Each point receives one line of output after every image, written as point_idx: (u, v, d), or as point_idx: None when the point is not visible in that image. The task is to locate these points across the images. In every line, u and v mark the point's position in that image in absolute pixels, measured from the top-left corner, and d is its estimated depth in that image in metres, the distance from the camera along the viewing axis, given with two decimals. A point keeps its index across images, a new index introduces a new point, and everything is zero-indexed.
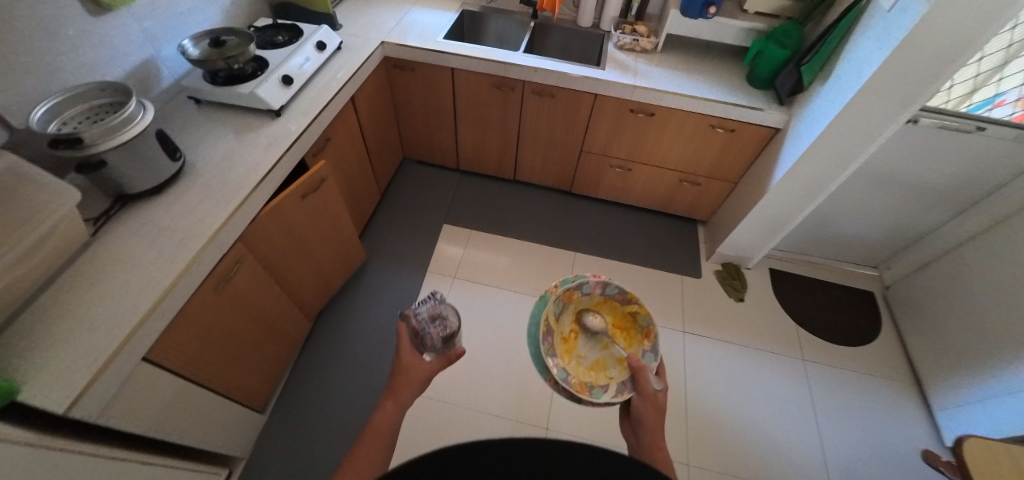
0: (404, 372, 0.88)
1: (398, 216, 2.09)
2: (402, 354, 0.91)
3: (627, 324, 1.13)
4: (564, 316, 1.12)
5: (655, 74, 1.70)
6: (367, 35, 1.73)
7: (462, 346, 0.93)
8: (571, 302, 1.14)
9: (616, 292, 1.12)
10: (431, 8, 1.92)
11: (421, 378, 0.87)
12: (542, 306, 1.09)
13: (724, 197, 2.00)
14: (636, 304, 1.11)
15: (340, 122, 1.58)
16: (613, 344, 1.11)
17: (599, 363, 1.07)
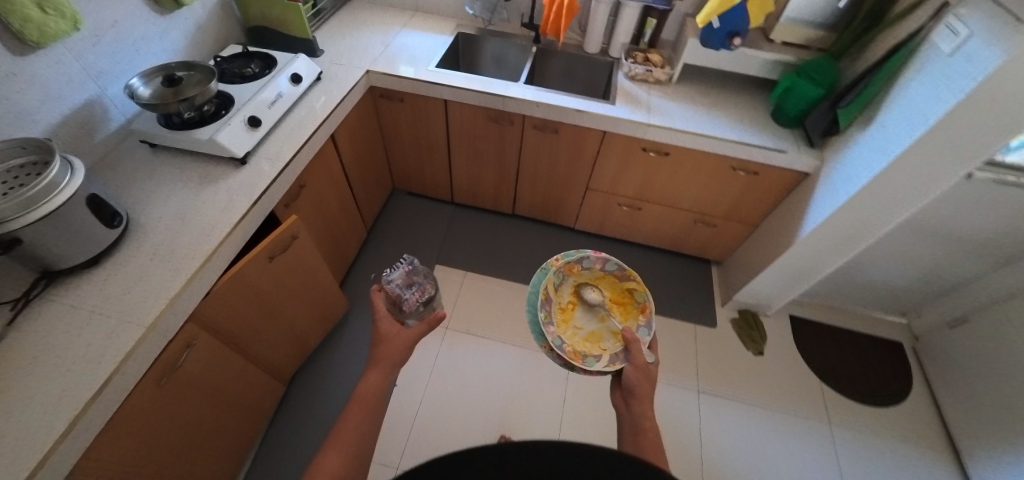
0: (385, 340, 0.91)
1: (386, 255, 1.93)
2: (380, 321, 0.95)
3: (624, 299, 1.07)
4: (564, 287, 1.09)
5: (670, 109, 1.53)
6: (352, 63, 1.56)
7: (444, 311, 0.94)
8: (571, 274, 1.09)
9: (616, 267, 1.07)
10: (424, 32, 1.76)
11: (402, 344, 0.91)
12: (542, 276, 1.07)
13: (742, 239, 1.84)
14: (636, 280, 1.05)
15: (318, 165, 1.41)
16: (610, 317, 1.05)
17: (594, 334, 1.02)
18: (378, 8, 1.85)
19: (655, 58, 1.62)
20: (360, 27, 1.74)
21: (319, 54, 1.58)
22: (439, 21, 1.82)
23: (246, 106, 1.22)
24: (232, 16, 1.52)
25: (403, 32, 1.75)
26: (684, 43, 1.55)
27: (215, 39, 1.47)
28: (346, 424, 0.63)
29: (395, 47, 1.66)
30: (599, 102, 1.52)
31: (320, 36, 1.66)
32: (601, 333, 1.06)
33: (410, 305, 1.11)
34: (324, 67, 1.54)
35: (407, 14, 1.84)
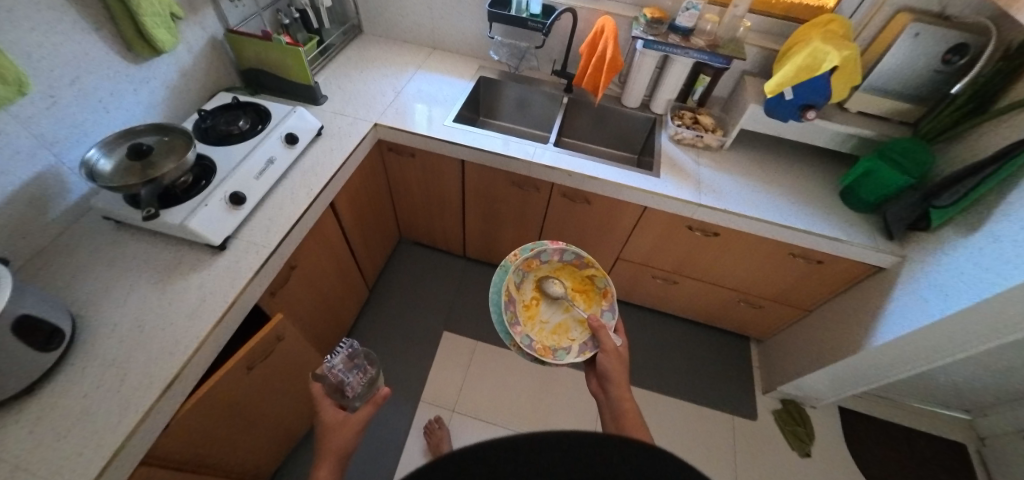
0: (333, 428, 0.80)
1: (389, 318, 1.74)
2: (323, 410, 0.85)
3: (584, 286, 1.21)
4: (526, 285, 1.22)
5: (722, 183, 1.32)
6: (358, 113, 1.37)
7: (387, 387, 0.90)
8: (531, 271, 1.23)
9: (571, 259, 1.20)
10: (441, 76, 1.57)
11: (354, 427, 0.81)
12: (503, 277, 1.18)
13: (791, 321, 1.63)
14: (590, 270, 1.19)
15: (315, 239, 1.22)
16: (572, 304, 1.20)
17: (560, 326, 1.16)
18: (392, 47, 1.66)
19: (705, 120, 1.41)
20: (370, 68, 1.55)
21: (322, 102, 1.39)
22: (459, 63, 1.63)
23: (230, 179, 1.03)
24: (226, 57, 1.33)
25: (419, 76, 1.55)
26: (741, 107, 1.35)
27: (204, 85, 1.28)
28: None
29: (408, 94, 1.47)
30: (640, 171, 1.31)
31: (324, 79, 1.47)
32: (566, 322, 1.20)
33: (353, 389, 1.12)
34: (325, 119, 1.34)
35: (424, 54, 1.65)
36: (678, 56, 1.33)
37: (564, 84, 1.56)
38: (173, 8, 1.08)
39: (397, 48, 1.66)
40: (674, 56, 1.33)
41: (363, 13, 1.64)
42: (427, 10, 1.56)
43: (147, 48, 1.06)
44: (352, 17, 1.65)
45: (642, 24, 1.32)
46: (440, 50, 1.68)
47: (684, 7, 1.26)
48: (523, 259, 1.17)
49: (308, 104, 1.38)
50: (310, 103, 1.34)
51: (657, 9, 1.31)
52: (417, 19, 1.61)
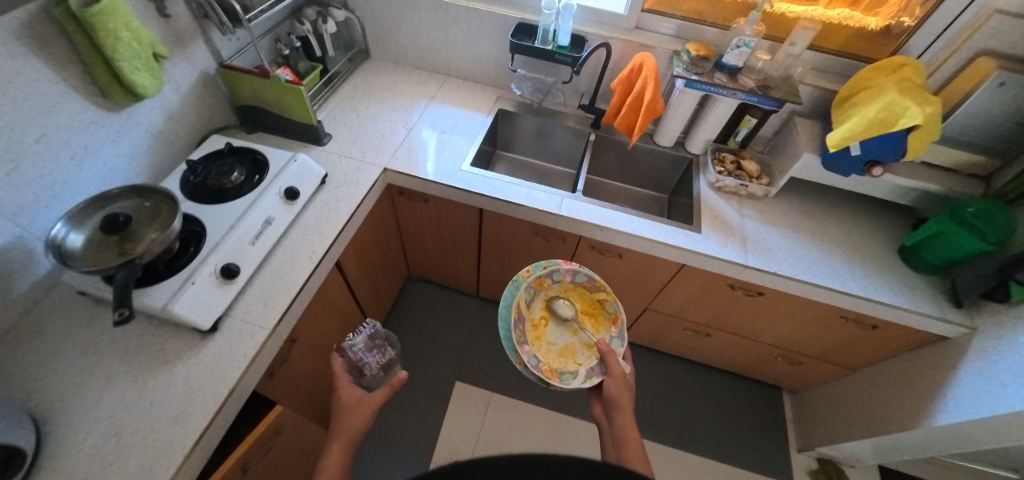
0: (347, 408, 0.87)
1: (397, 366, 1.62)
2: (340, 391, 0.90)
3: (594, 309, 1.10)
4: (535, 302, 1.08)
5: (770, 239, 1.19)
6: (366, 156, 1.24)
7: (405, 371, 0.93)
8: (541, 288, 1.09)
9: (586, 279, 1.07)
10: (456, 110, 1.43)
11: (367, 410, 0.88)
12: (513, 292, 1.04)
13: (830, 378, 1.52)
14: (604, 292, 1.08)
15: (320, 304, 1.09)
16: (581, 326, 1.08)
17: (568, 349, 1.05)
18: (402, 75, 1.53)
19: (750, 166, 1.27)
20: (378, 101, 1.41)
21: (326, 142, 1.25)
22: (475, 94, 1.50)
23: (221, 248, 0.90)
24: (219, 94, 1.20)
25: (432, 110, 1.42)
26: (790, 154, 1.22)
27: (195, 128, 1.14)
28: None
29: (420, 132, 1.33)
30: (679, 225, 1.18)
31: (328, 115, 1.33)
32: (572, 345, 1.09)
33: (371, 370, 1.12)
34: (329, 163, 1.20)
35: (437, 84, 1.52)
36: (723, 97, 1.19)
37: (591, 119, 1.43)
38: (155, 45, 0.94)
39: (408, 77, 1.53)
40: (719, 96, 1.19)
41: (371, 37, 1.50)
42: (442, 36, 1.43)
43: (127, 93, 0.92)
44: (358, 42, 1.51)
45: (684, 61, 1.18)
46: (454, 78, 1.55)
47: (734, 45, 1.11)
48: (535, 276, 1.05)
49: (310, 145, 1.24)
50: (313, 145, 1.21)
51: (701, 45, 1.17)
52: (430, 46, 1.47)
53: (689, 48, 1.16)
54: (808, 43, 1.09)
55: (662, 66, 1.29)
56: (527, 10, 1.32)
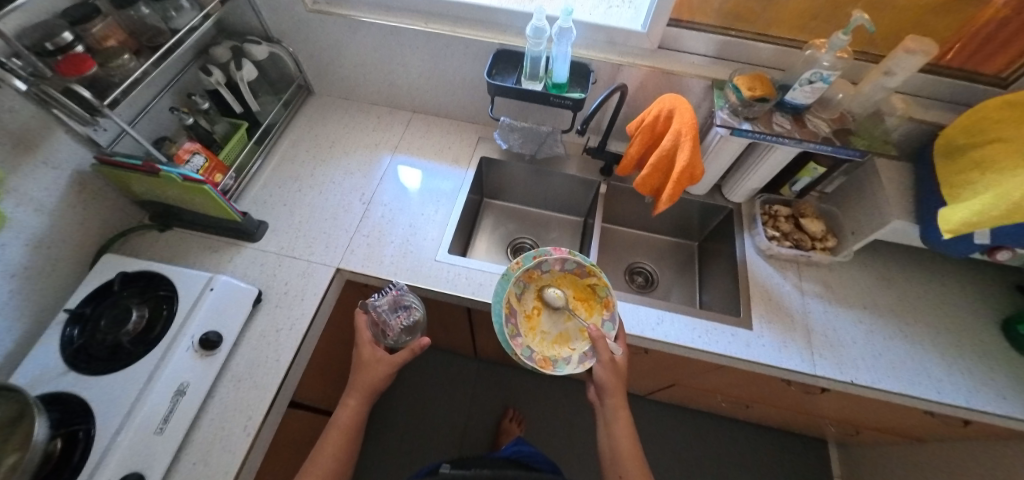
0: (363, 368, 0.81)
1: (390, 451, 1.43)
2: (361, 347, 0.82)
3: (591, 300, 0.92)
4: (527, 295, 0.92)
5: (841, 329, 0.93)
6: (313, 253, 0.96)
7: (427, 338, 0.82)
8: (532, 281, 0.94)
9: (577, 264, 0.91)
10: (427, 163, 1.12)
11: (381, 373, 0.80)
12: (502, 286, 0.89)
13: (891, 445, 1.30)
14: (598, 276, 0.90)
15: (272, 462, 0.87)
16: (574, 317, 0.91)
17: (563, 338, 0.89)
18: (355, 118, 1.20)
19: (814, 225, 0.98)
20: (327, 162, 1.11)
21: (260, 237, 0.97)
22: (451, 137, 1.18)
23: (115, 453, 0.66)
24: (109, 189, 0.90)
25: (395, 167, 1.11)
26: (872, 216, 0.92)
27: (83, 244, 0.87)
28: (324, 448, 0.74)
29: (381, 205, 1.04)
30: (721, 320, 0.92)
31: (263, 192, 1.04)
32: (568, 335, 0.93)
33: (398, 336, 0.88)
34: (266, 271, 0.93)
35: (401, 126, 1.20)
36: (783, 146, 0.87)
37: (601, 165, 1.12)
38: None
39: (364, 120, 1.21)
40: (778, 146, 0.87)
41: (312, 72, 1.17)
42: (399, 66, 1.10)
43: None
44: (292, 78, 1.17)
45: (732, 103, 0.84)
46: (423, 115, 1.22)
47: (805, 80, 0.78)
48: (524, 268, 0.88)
49: (239, 243, 0.96)
50: (248, 240, 0.94)
51: (755, 78, 0.82)
52: (386, 78, 1.14)
53: (739, 85, 0.82)
54: (915, 73, 0.76)
55: (694, 98, 0.97)
56: (507, 29, 0.98)
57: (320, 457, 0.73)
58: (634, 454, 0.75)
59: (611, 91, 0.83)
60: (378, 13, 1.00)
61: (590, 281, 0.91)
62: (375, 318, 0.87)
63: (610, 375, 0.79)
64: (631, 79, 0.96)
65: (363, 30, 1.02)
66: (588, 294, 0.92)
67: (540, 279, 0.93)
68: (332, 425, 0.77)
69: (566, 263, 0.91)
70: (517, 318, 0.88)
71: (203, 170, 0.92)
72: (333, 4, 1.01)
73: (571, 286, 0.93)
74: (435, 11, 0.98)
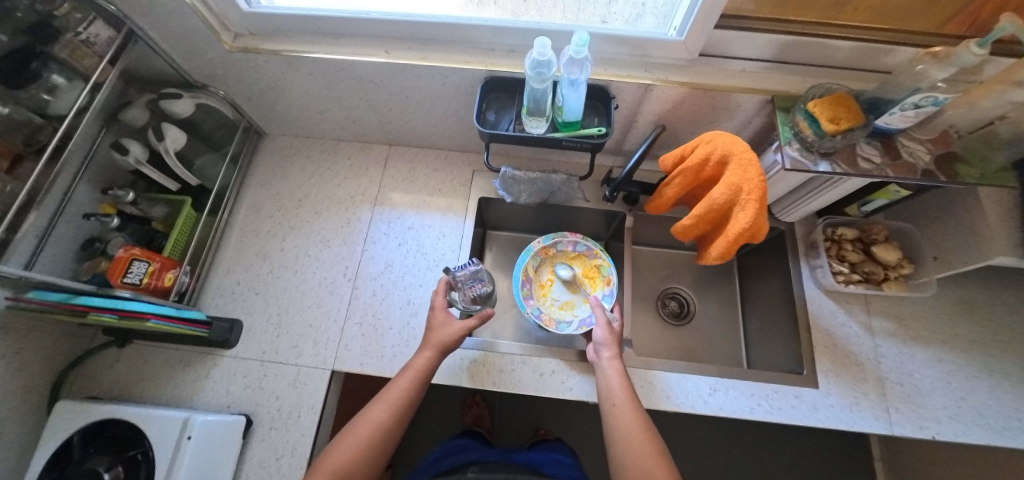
0: (432, 328, 0.74)
1: None
2: (434, 311, 0.77)
3: (594, 279, 0.96)
4: (541, 269, 0.99)
5: (916, 373, 0.82)
6: (301, 354, 0.82)
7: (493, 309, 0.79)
8: (546, 258, 1.01)
9: (586, 246, 0.97)
10: (416, 216, 0.93)
11: (452, 334, 0.73)
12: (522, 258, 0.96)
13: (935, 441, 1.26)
14: (604, 258, 0.96)
15: None
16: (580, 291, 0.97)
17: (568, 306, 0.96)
18: (320, 163, 0.98)
19: (889, 253, 0.82)
20: (297, 227, 0.92)
21: (236, 341, 0.82)
22: (440, 173, 0.98)
23: None
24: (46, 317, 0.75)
25: (380, 226, 0.91)
26: (968, 245, 0.76)
27: (35, 389, 0.74)
28: (394, 385, 0.68)
29: (370, 280, 0.87)
30: (782, 381, 0.81)
31: (230, 281, 0.87)
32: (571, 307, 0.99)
33: (467, 305, 0.83)
34: (252, 386, 0.80)
35: (378, 167, 0.98)
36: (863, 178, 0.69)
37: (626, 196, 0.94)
38: None
39: (331, 164, 0.99)
40: (857, 179, 0.69)
41: (258, 113, 0.95)
42: (362, 102, 0.87)
43: None
44: (233, 124, 0.94)
45: (804, 136, 0.64)
46: (402, 147, 1.00)
47: (909, 105, 0.57)
48: (542, 244, 0.96)
49: (213, 353, 0.82)
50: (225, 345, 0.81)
51: (836, 103, 0.61)
52: (350, 116, 0.92)
53: (818, 117, 0.61)
54: None
55: (743, 114, 0.76)
56: (495, 47, 0.74)
57: (388, 400, 0.67)
58: (631, 399, 0.68)
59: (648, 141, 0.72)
60: (320, 45, 0.76)
61: (596, 260, 0.96)
62: (453, 285, 0.81)
63: (607, 329, 0.78)
64: (663, 99, 0.75)
65: (306, 67, 0.78)
66: (593, 273, 0.96)
67: (556, 257, 0.99)
68: (406, 368, 0.71)
69: (576, 244, 0.97)
70: (532, 285, 0.95)
71: (147, 278, 0.75)
72: (261, 38, 0.77)
73: (580, 266, 0.97)
74: (395, 33, 0.73)
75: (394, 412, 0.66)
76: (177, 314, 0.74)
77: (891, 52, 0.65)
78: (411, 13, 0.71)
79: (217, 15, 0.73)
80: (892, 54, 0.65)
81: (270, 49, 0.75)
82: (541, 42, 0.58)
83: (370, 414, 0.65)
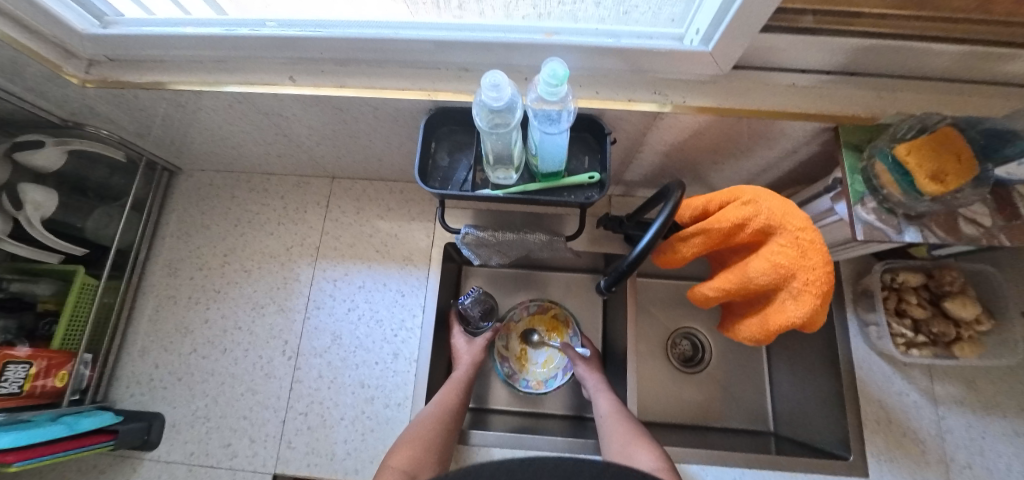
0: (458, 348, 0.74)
1: None
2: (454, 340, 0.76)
3: (561, 329, 0.85)
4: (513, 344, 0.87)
5: (990, 452, 0.66)
6: (235, 456, 0.67)
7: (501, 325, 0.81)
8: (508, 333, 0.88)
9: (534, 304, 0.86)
10: (367, 271, 0.76)
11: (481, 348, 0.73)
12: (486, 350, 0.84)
13: None
14: (557, 305, 0.85)
15: None
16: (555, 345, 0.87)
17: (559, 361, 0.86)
18: (249, 206, 0.81)
19: (965, 309, 0.63)
20: (228, 292, 0.76)
21: (158, 440, 0.68)
22: (395, 212, 0.79)
23: None
24: None
25: (323, 287, 0.76)
26: None
27: None
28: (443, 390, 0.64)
29: (313, 358, 0.72)
30: (823, 468, 0.65)
31: (148, 364, 0.73)
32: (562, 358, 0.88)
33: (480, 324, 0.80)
34: None
35: (319, 207, 0.80)
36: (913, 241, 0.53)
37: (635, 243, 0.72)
38: None
39: (262, 205, 0.81)
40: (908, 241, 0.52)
41: (163, 149, 0.76)
42: (282, 136, 0.67)
43: None
44: (130, 165, 0.76)
45: (886, 193, 0.45)
46: (349, 181, 0.81)
47: None
48: (500, 327, 0.83)
49: (132, 455, 0.68)
50: (145, 435, 0.67)
51: (945, 146, 0.43)
52: (275, 150, 0.73)
53: (915, 173, 0.42)
54: None
55: (787, 143, 0.55)
56: (441, 66, 0.53)
57: (444, 398, 0.62)
58: (621, 415, 0.62)
59: (660, 222, 0.42)
60: (201, 73, 0.56)
61: (553, 309, 0.86)
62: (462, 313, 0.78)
63: (587, 364, 0.75)
64: (677, 127, 0.54)
65: (193, 102, 0.59)
66: (556, 323, 0.85)
67: (515, 327, 0.85)
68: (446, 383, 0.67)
69: (528, 304, 0.86)
70: (508, 363, 0.82)
71: (29, 382, 0.59)
72: (124, 66, 0.57)
73: (542, 324, 0.85)
74: (299, 52, 0.53)
75: (446, 409, 0.61)
76: (69, 433, 0.59)
77: (1022, 59, 0.44)
78: (316, 27, 0.51)
79: (53, 40, 0.54)
80: (1017, 63, 0.45)
81: (136, 82, 0.56)
82: (492, 76, 0.38)
83: (423, 415, 0.59)
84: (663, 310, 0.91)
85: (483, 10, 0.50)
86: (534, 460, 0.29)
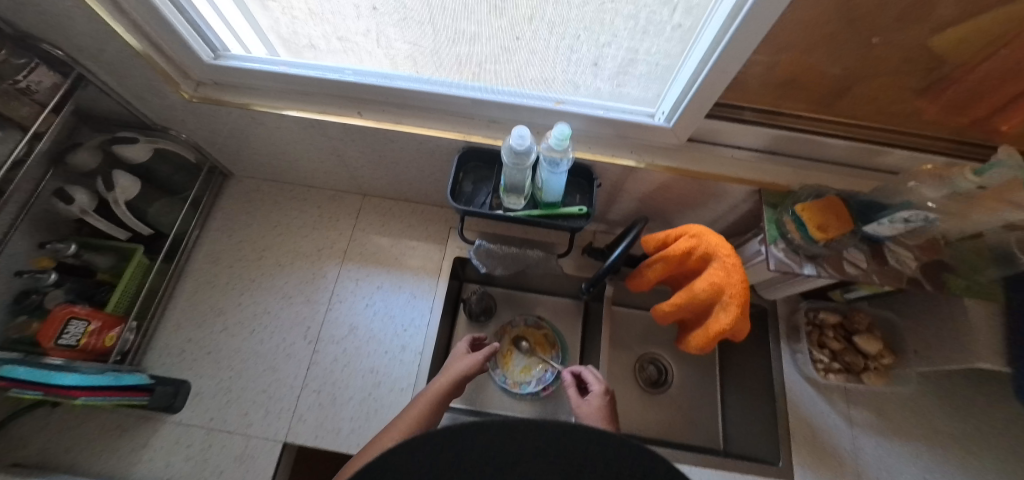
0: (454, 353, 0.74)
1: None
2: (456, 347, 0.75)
3: (546, 347, 0.96)
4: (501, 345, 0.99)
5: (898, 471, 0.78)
6: (251, 424, 0.76)
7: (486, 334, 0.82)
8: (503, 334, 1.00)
9: (532, 319, 0.99)
10: (386, 275, 0.89)
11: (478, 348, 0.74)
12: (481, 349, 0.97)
13: None
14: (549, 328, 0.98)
15: None
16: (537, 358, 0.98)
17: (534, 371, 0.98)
18: (288, 211, 0.95)
19: (870, 344, 0.79)
20: (261, 281, 0.88)
21: (179, 405, 0.76)
22: (415, 228, 0.94)
23: None
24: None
25: (346, 285, 0.88)
26: (953, 344, 0.73)
27: None
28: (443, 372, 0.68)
29: (331, 345, 0.82)
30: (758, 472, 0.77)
31: (180, 338, 0.83)
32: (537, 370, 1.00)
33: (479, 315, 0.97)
34: (194, 459, 0.73)
35: (350, 217, 0.94)
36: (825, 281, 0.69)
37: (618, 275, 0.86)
38: None
39: (299, 212, 0.95)
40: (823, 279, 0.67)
41: (224, 156, 0.91)
42: (333, 156, 0.83)
43: None
44: (195, 168, 0.90)
45: (792, 238, 0.62)
46: (377, 199, 0.96)
47: (899, 219, 0.57)
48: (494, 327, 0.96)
49: (156, 418, 0.76)
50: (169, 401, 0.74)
51: (829, 208, 0.61)
52: (321, 166, 0.88)
53: (807, 222, 0.60)
54: None
55: (730, 200, 0.73)
56: (473, 117, 0.71)
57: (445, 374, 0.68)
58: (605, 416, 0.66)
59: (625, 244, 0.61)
60: (283, 101, 0.72)
61: (544, 329, 0.98)
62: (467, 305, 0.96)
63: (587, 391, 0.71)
64: (647, 180, 0.72)
65: (269, 121, 0.75)
66: (544, 341, 0.97)
67: (510, 331, 0.98)
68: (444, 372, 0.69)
69: (526, 317, 0.99)
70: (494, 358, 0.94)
71: (85, 338, 0.69)
72: (222, 90, 0.73)
73: (533, 337, 0.97)
74: (366, 95, 0.70)
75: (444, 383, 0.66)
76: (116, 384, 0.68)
77: (880, 157, 0.63)
78: (384, 80, 0.68)
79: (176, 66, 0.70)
80: (878, 159, 0.64)
81: (231, 102, 0.71)
82: (521, 131, 0.55)
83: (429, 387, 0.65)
84: (635, 334, 1.04)
85: (500, 70, 0.67)
86: (534, 421, 0.34)
